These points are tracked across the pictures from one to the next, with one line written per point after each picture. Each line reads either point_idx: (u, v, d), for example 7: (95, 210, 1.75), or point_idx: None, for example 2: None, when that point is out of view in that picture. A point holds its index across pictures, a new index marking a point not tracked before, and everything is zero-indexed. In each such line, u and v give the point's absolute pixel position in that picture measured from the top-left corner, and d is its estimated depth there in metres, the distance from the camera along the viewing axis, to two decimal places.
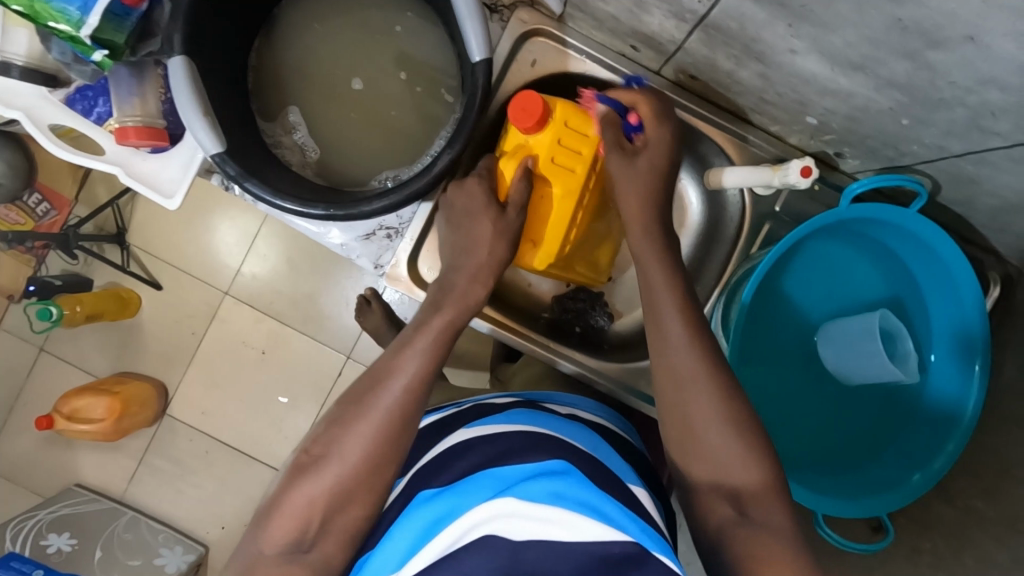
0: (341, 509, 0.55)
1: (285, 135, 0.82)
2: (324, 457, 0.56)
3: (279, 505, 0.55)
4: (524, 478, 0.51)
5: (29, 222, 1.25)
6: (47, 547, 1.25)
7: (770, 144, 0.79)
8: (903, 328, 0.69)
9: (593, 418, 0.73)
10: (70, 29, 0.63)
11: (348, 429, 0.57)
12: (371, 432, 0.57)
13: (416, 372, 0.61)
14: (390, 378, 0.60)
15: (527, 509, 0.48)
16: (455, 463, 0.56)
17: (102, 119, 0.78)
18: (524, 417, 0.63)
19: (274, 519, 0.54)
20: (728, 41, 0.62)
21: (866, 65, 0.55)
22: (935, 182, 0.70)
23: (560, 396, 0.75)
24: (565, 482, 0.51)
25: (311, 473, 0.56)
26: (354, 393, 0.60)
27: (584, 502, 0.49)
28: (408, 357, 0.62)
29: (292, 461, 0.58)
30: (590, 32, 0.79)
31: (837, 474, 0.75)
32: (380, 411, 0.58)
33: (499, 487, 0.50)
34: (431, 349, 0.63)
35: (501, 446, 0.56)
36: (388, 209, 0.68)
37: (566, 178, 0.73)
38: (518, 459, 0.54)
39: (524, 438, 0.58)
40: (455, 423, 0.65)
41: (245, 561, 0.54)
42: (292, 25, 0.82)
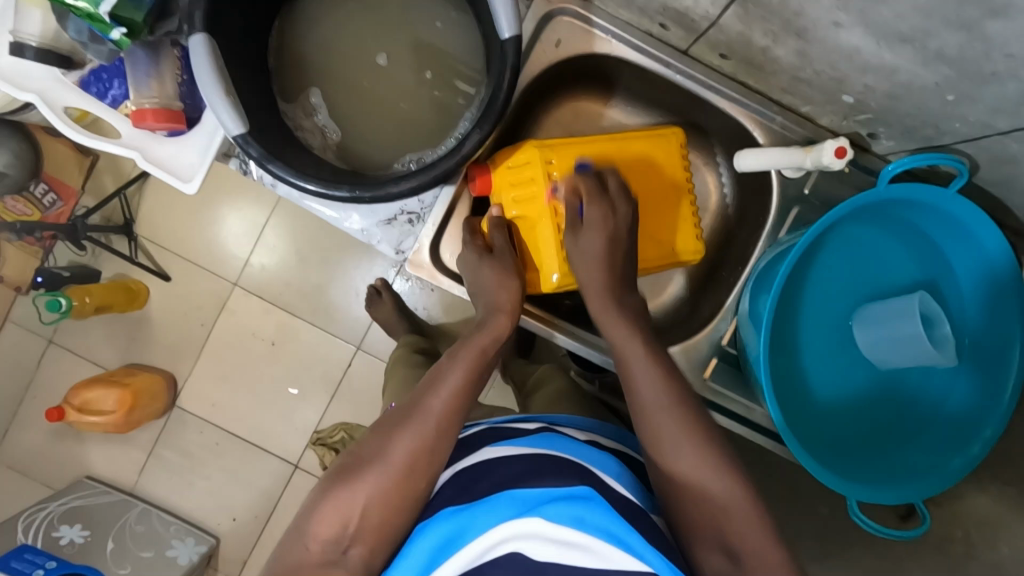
0: (387, 514, 0.54)
1: (305, 117, 0.80)
2: (368, 460, 0.55)
3: (321, 505, 0.54)
4: (548, 499, 0.51)
5: (37, 214, 1.22)
6: (59, 539, 1.25)
7: (800, 126, 0.78)
8: (942, 312, 0.68)
9: (610, 443, 0.69)
10: (88, 6, 0.62)
11: (394, 434, 0.57)
12: (419, 438, 0.56)
13: (461, 386, 0.60)
14: (436, 388, 0.60)
15: (551, 534, 0.49)
16: (475, 484, 0.55)
17: (117, 101, 0.76)
18: (546, 438, 0.61)
19: (317, 520, 0.53)
20: (768, 16, 0.60)
21: (915, 37, 0.53)
22: (973, 162, 0.68)
23: (576, 419, 0.72)
24: (589, 506, 0.50)
25: (355, 477, 0.55)
26: (401, 405, 0.60)
27: (605, 530, 0.49)
28: (452, 370, 0.61)
29: (334, 465, 0.57)
30: (617, 12, 0.76)
31: (872, 461, 0.74)
32: (429, 420, 0.57)
33: (521, 507, 0.50)
34: (473, 362, 0.63)
35: (522, 469, 0.55)
36: (415, 190, 0.66)
37: (532, 205, 0.74)
38: (540, 481, 0.53)
39: (548, 460, 0.56)
40: (473, 446, 0.62)
41: (286, 557, 0.53)
42: (308, 6, 0.80)
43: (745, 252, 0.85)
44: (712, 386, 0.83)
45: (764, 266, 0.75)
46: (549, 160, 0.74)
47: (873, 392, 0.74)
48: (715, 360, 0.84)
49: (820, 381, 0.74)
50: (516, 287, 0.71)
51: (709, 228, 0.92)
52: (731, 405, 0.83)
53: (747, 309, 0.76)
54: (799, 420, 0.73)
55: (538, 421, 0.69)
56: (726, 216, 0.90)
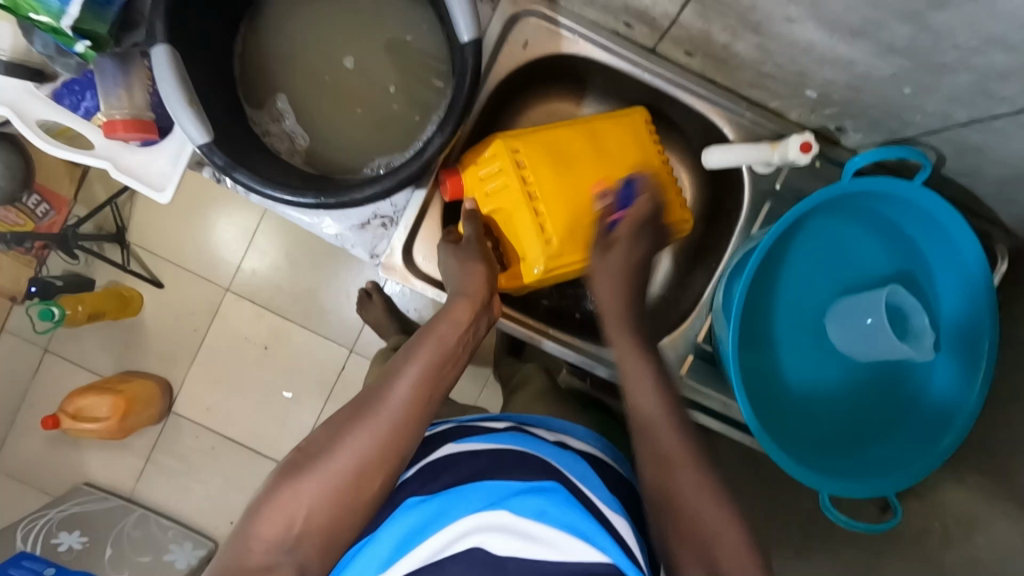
0: (335, 513, 0.53)
1: (273, 123, 0.81)
2: (319, 458, 0.54)
3: (270, 503, 0.53)
4: (513, 493, 0.51)
5: (30, 224, 1.23)
6: (58, 545, 1.27)
7: (769, 121, 0.78)
8: (914, 303, 0.67)
9: (583, 446, 0.70)
10: (51, 20, 0.62)
11: (347, 431, 0.55)
12: (373, 437, 0.55)
13: (419, 379, 0.59)
14: (393, 383, 0.58)
15: (512, 526, 0.49)
16: (442, 478, 0.55)
17: (90, 113, 0.78)
18: (513, 437, 0.61)
19: (263, 518, 0.52)
20: (724, 12, 0.60)
21: (866, 30, 0.53)
22: (939, 153, 0.68)
23: (551, 421, 0.72)
24: (553, 500, 0.51)
25: (304, 474, 0.54)
26: (357, 400, 0.58)
27: (567, 523, 0.50)
28: (411, 364, 0.60)
29: (285, 460, 0.56)
30: (582, 11, 0.76)
31: (847, 455, 0.74)
32: (383, 419, 0.56)
33: (485, 501, 0.51)
34: (433, 354, 0.61)
35: (489, 463, 0.55)
36: (380, 195, 0.66)
37: (503, 196, 0.73)
38: (506, 474, 0.53)
39: (517, 456, 0.57)
40: (442, 441, 0.63)
41: (233, 555, 0.52)
42: (273, 12, 0.81)
43: (721, 247, 0.85)
44: (690, 384, 0.83)
45: (736, 261, 0.75)
46: (515, 149, 0.73)
47: (847, 384, 0.74)
48: (691, 356, 0.84)
49: (795, 373, 0.74)
50: (483, 272, 0.71)
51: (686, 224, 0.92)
52: (709, 403, 0.84)
53: (721, 305, 0.76)
54: (772, 411, 0.73)
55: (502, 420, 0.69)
56: (703, 212, 0.90)
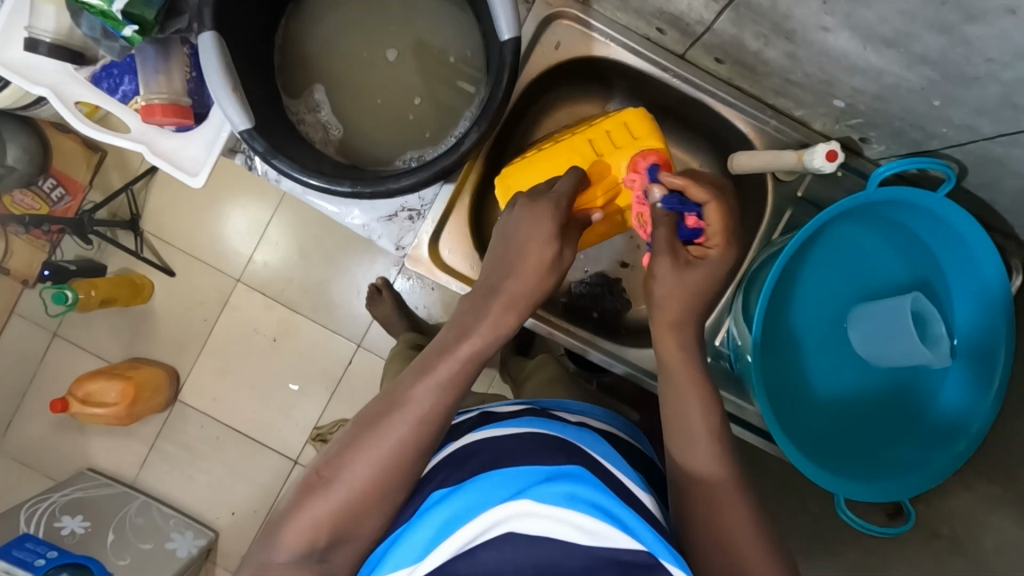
0: (353, 527, 0.54)
1: (308, 113, 0.82)
2: (332, 479, 0.54)
3: (286, 521, 0.54)
4: (540, 479, 0.52)
5: (45, 208, 1.24)
6: (61, 529, 1.26)
7: (793, 129, 0.79)
8: (933, 310, 0.69)
9: (604, 426, 0.71)
10: (102, 3, 0.64)
11: (357, 450, 0.55)
12: (380, 458, 0.55)
13: (432, 402, 0.57)
14: (404, 405, 0.56)
15: (541, 511, 0.50)
16: (468, 464, 0.56)
17: (128, 97, 0.79)
18: (533, 420, 0.62)
19: (286, 533, 0.53)
20: (758, 20, 0.62)
21: (899, 41, 0.55)
22: (960, 166, 0.70)
23: (572, 403, 0.73)
24: (580, 483, 0.52)
25: (320, 493, 0.54)
26: (369, 415, 0.57)
27: (596, 505, 0.51)
28: (421, 386, 0.57)
29: (302, 477, 0.56)
30: (614, 15, 0.78)
31: (861, 459, 0.75)
32: (391, 440, 0.55)
33: (512, 489, 0.51)
34: (451, 373, 0.58)
35: (515, 447, 0.56)
36: (415, 186, 0.68)
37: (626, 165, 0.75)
38: (532, 460, 0.54)
39: (541, 440, 0.58)
40: (462, 431, 0.64)
41: (258, 565, 0.53)
42: (312, 7, 0.82)
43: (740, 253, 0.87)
44: None
45: (756, 266, 0.77)
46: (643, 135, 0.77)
47: (863, 390, 0.76)
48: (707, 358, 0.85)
49: (812, 378, 0.76)
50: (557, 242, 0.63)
51: None
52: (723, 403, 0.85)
53: (739, 309, 0.78)
54: (789, 417, 0.74)
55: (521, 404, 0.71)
56: None
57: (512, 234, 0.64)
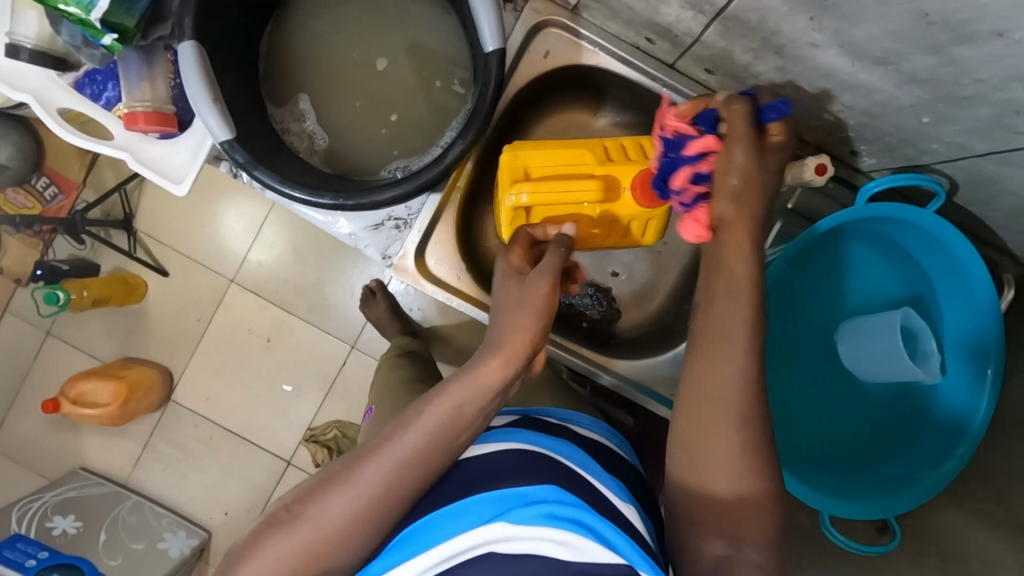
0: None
1: (294, 122, 0.81)
2: (299, 515, 0.52)
3: (248, 555, 0.51)
4: (521, 498, 0.51)
5: (38, 207, 1.24)
6: (52, 529, 1.27)
7: (784, 141, 0.78)
8: (924, 326, 0.68)
9: (587, 432, 0.71)
10: (80, 12, 0.62)
11: (332, 489, 0.52)
12: (350, 503, 0.51)
13: (421, 447, 0.53)
14: (388, 449, 0.53)
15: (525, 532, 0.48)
16: (450, 482, 0.56)
17: (111, 103, 0.77)
18: (513, 434, 0.61)
19: (243, 566, 0.51)
20: (747, 34, 0.61)
21: (889, 60, 0.54)
22: (952, 182, 0.69)
23: (554, 410, 0.73)
24: (559, 499, 0.51)
25: (285, 528, 0.51)
26: (354, 453, 0.54)
27: (578, 521, 0.49)
28: (411, 433, 0.54)
29: (272, 508, 0.54)
30: (604, 24, 0.77)
31: (846, 475, 0.74)
32: (366, 485, 0.52)
33: (493, 511, 0.50)
34: (441, 425, 0.54)
35: (494, 465, 0.55)
36: (399, 199, 0.67)
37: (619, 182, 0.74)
38: (513, 479, 0.53)
39: (523, 457, 0.56)
40: None
41: None
42: (300, 13, 0.81)
43: None
44: None
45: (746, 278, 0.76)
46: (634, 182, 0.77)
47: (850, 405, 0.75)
48: None
49: (798, 391, 0.75)
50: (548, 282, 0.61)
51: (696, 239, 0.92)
52: None
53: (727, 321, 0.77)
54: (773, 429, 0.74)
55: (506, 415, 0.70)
56: None
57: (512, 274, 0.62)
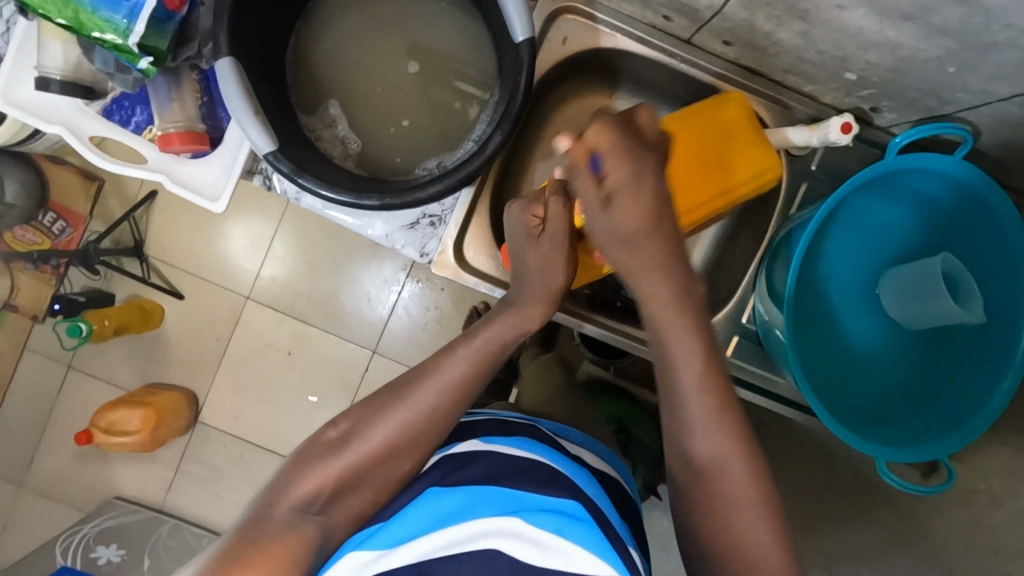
0: (351, 492, 0.57)
1: (325, 128, 0.82)
2: (352, 437, 0.57)
3: (304, 469, 0.56)
4: (535, 506, 0.53)
5: (46, 242, 1.27)
6: (97, 558, 1.30)
7: (803, 105, 0.80)
8: (964, 269, 0.70)
9: (597, 463, 0.71)
10: (117, 38, 0.63)
11: (381, 414, 0.58)
12: (398, 424, 0.58)
13: (460, 371, 0.60)
14: (433, 374, 0.60)
15: (526, 534, 0.50)
16: (469, 471, 0.58)
17: (140, 128, 0.79)
18: (533, 444, 0.63)
19: (296, 482, 0.56)
20: (771, 3, 0.63)
21: (917, 14, 0.55)
22: (975, 127, 0.71)
23: (571, 434, 0.75)
24: (571, 520, 0.52)
25: (337, 447, 0.57)
26: (400, 380, 0.61)
27: (584, 542, 0.51)
28: (453, 362, 0.60)
29: (319, 431, 0.59)
30: (619, 6, 0.78)
31: (895, 420, 0.77)
32: (413, 409, 0.58)
33: (508, 506, 0.53)
34: (483, 351, 0.61)
35: (515, 466, 0.58)
36: (441, 193, 0.68)
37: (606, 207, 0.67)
38: (528, 488, 0.55)
39: (543, 469, 0.58)
40: (465, 433, 0.65)
41: (261, 508, 0.55)
42: (318, 21, 0.82)
43: (758, 230, 0.88)
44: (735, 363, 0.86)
45: (779, 241, 0.78)
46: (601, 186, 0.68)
47: (892, 353, 0.77)
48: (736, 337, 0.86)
49: (843, 345, 0.77)
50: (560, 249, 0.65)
51: None
52: (753, 379, 0.86)
53: (766, 284, 0.79)
54: (824, 382, 0.76)
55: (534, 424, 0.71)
56: None
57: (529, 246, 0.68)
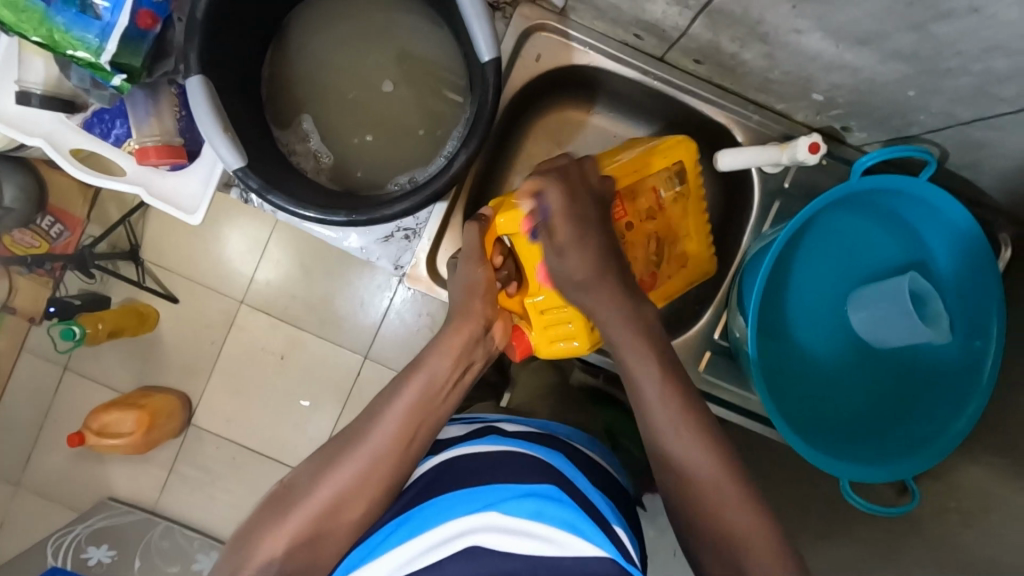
0: (308, 550, 0.55)
1: (299, 143, 0.83)
2: (303, 492, 0.57)
3: (258, 537, 0.55)
4: (510, 495, 0.54)
5: (44, 245, 1.26)
6: (87, 559, 1.33)
7: (775, 122, 0.81)
8: (932, 288, 0.70)
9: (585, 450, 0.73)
10: (89, 56, 0.65)
11: (330, 465, 0.58)
12: (348, 471, 0.58)
13: (406, 413, 0.61)
14: (379, 417, 0.61)
15: (506, 525, 0.51)
16: (442, 480, 0.59)
17: (121, 140, 0.80)
18: (506, 440, 0.63)
19: (249, 549, 0.54)
20: (733, 25, 0.63)
21: (871, 39, 0.56)
22: (942, 149, 0.71)
23: (555, 425, 0.76)
24: (549, 502, 0.54)
25: (288, 506, 0.56)
26: (347, 433, 0.61)
27: (565, 521, 0.52)
28: (395, 402, 0.62)
29: (269, 497, 0.59)
30: (592, 24, 0.79)
31: (864, 438, 0.77)
32: (362, 453, 0.59)
33: (483, 502, 0.53)
34: (421, 387, 0.64)
35: (486, 465, 0.58)
36: (409, 211, 0.69)
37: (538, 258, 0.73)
38: (498, 479, 0.56)
39: (512, 458, 0.59)
40: (441, 446, 0.66)
41: None
42: (296, 36, 0.83)
43: (734, 245, 0.88)
44: (707, 379, 0.86)
45: (749, 258, 0.79)
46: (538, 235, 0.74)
47: (862, 371, 0.77)
48: (709, 353, 0.87)
49: (813, 364, 0.77)
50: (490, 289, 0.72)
51: None
52: (727, 395, 0.86)
53: (736, 301, 0.80)
54: (794, 403, 0.76)
55: (523, 424, 0.71)
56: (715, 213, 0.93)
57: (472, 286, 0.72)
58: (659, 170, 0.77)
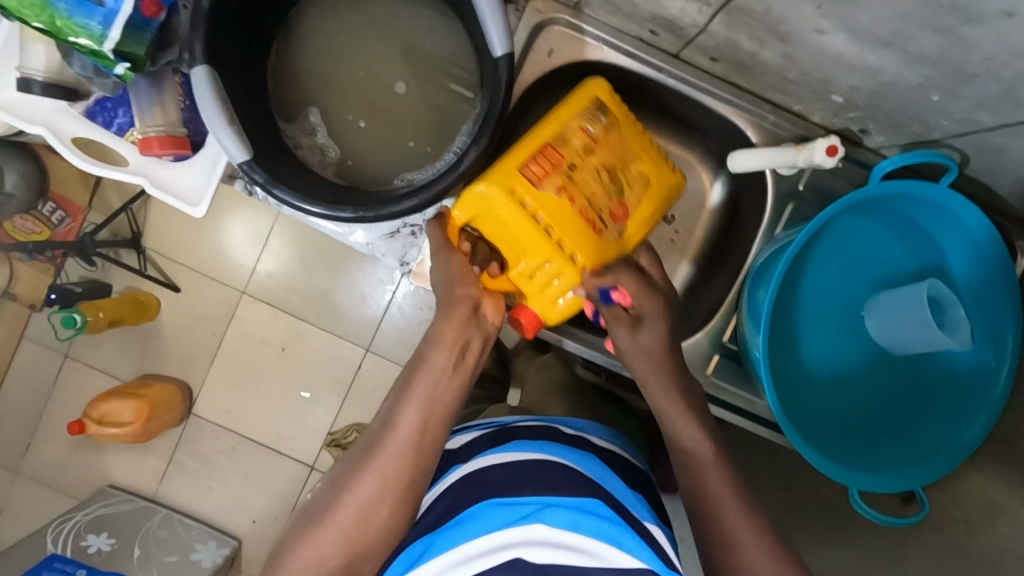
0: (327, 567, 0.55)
1: (305, 136, 0.82)
2: (326, 513, 0.57)
3: (287, 556, 0.55)
4: (544, 506, 0.53)
5: (45, 232, 1.24)
6: (87, 547, 1.26)
7: (790, 123, 0.79)
8: (950, 295, 0.69)
9: (603, 443, 0.71)
10: (93, 43, 0.63)
11: (349, 480, 0.58)
12: (368, 489, 0.57)
13: (416, 416, 0.61)
14: (392, 427, 0.60)
15: (548, 538, 0.50)
16: (473, 492, 0.57)
17: (123, 129, 0.77)
18: (530, 445, 0.62)
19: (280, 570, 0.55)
20: (752, 23, 0.61)
21: (896, 42, 0.54)
22: (962, 154, 0.70)
23: (569, 420, 0.74)
24: (584, 513, 0.53)
25: (314, 526, 0.56)
26: (363, 446, 0.60)
27: (599, 530, 0.51)
28: (406, 407, 0.61)
29: (296, 514, 0.59)
30: (606, 18, 0.77)
31: (872, 447, 0.76)
32: (378, 468, 0.58)
33: (518, 514, 0.52)
34: (426, 390, 0.63)
35: (514, 475, 0.57)
36: (418, 208, 0.68)
37: (503, 230, 0.71)
38: (535, 490, 0.55)
39: (541, 467, 0.58)
40: (464, 453, 0.65)
41: None
42: (302, 27, 0.82)
43: (744, 247, 0.87)
44: (715, 382, 0.84)
45: (761, 261, 0.77)
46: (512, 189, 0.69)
47: (871, 378, 0.76)
48: (716, 357, 0.85)
49: (822, 370, 0.76)
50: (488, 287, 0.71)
51: (705, 225, 0.94)
52: (734, 399, 0.84)
53: (746, 303, 0.78)
54: (803, 412, 0.75)
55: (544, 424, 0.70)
56: (725, 213, 0.92)
57: (450, 277, 0.70)
58: (579, 111, 0.73)
